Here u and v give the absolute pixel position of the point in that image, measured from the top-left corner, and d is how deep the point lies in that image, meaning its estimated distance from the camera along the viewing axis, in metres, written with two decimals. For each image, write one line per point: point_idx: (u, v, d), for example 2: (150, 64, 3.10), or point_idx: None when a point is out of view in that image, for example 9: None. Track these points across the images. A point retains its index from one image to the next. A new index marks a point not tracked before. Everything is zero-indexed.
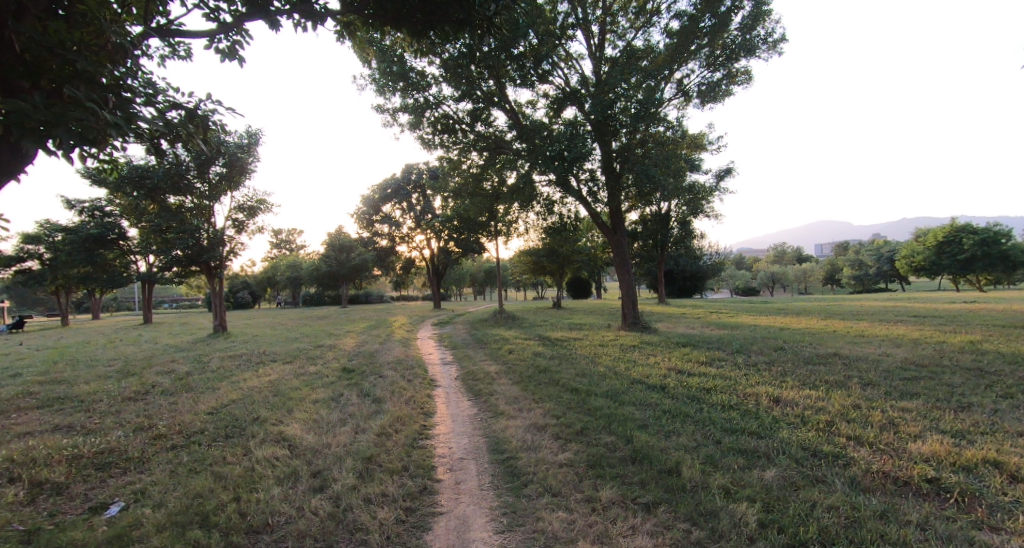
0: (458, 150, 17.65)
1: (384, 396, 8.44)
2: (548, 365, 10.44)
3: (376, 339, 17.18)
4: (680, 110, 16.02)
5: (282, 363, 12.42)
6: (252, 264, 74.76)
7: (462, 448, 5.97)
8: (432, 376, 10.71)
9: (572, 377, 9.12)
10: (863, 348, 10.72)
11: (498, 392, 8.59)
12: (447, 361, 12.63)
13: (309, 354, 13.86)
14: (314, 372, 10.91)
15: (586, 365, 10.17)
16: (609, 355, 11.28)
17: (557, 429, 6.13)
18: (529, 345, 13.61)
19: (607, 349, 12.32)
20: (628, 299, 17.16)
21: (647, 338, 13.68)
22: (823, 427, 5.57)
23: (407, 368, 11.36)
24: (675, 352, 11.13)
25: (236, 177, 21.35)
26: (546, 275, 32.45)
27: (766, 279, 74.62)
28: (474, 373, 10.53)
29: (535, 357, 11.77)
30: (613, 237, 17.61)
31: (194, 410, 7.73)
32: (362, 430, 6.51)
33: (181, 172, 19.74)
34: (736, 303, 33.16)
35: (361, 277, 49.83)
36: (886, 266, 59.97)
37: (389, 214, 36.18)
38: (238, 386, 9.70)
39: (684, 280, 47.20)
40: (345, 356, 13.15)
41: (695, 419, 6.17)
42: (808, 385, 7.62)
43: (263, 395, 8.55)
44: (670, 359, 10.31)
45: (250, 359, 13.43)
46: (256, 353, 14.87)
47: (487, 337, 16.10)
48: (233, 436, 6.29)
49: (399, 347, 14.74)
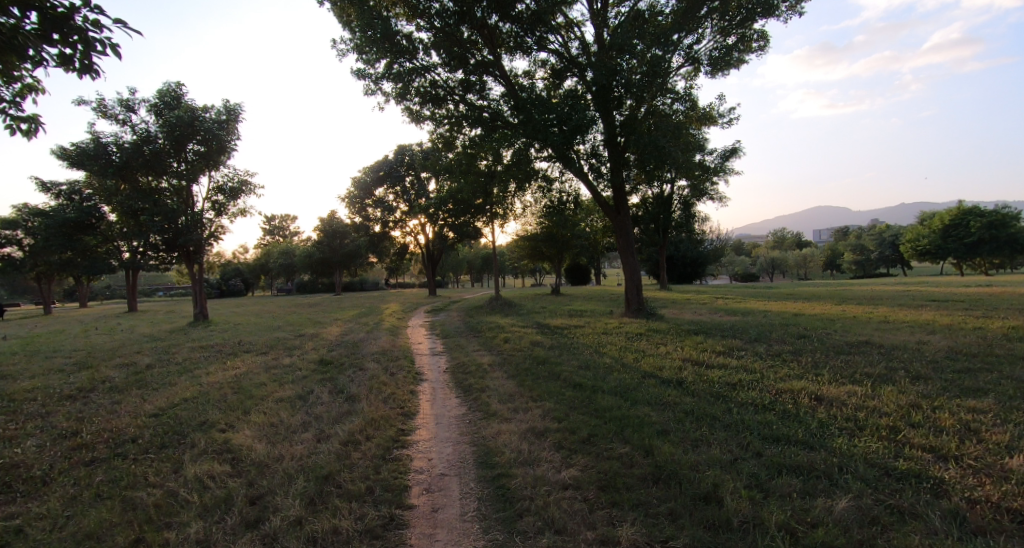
0: (449, 123, 16.43)
1: (361, 393, 7.39)
2: (547, 355, 9.40)
3: (364, 327, 16.13)
4: (688, 80, 14.81)
5: (255, 355, 11.38)
6: (244, 251, 73.58)
7: (445, 461, 4.89)
8: (419, 368, 9.65)
9: (574, 370, 8.06)
10: (895, 334, 9.73)
11: (490, 388, 7.54)
12: (438, 352, 11.59)
13: (287, 345, 12.80)
14: (287, 365, 9.85)
15: (590, 356, 9.14)
16: (614, 345, 10.27)
17: (558, 437, 5.06)
18: (526, 334, 12.57)
19: (611, 337, 11.30)
20: (631, 284, 16.12)
21: (653, 326, 12.67)
22: (888, 433, 4.53)
23: (391, 360, 10.30)
24: (687, 341, 10.09)
25: (219, 156, 20.33)
26: (544, 260, 31.39)
27: (767, 265, 73.77)
28: (466, 365, 9.47)
29: (533, 346, 10.72)
30: (617, 218, 16.42)
31: (135, 413, 6.67)
32: (326, 438, 5.45)
33: (152, 148, 18.93)
34: (740, 289, 32.21)
35: (355, 264, 48.78)
36: (888, 251, 59.16)
37: (381, 199, 34.99)
38: (198, 381, 8.64)
39: (684, 266, 46.25)
40: (326, 346, 12.12)
41: (726, 423, 5.12)
42: (847, 379, 6.58)
43: (220, 394, 7.49)
44: (682, 349, 9.28)
45: (222, 351, 12.39)
46: (231, 343, 13.83)
47: (482, 325, 15.09)
48: (169, 446, 5.25)
49: (387, 336, 13.72)
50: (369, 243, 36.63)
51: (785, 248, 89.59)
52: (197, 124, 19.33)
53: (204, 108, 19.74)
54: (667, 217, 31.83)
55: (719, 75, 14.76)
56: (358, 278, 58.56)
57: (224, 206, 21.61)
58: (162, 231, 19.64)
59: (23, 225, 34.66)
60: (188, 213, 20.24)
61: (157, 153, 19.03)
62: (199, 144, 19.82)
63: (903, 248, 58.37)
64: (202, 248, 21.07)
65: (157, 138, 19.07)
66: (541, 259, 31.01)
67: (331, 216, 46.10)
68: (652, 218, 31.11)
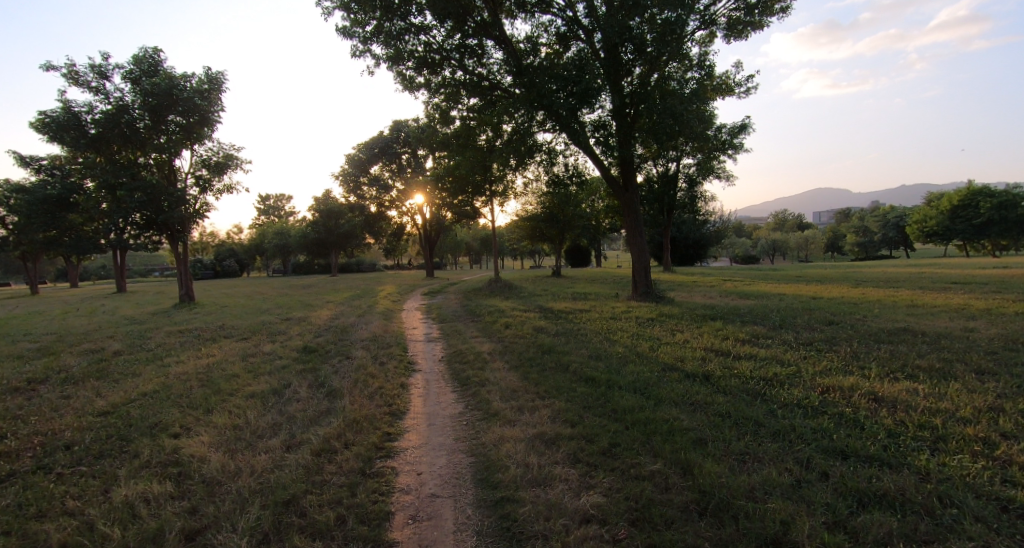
0: (446, 92, 15.35)
1: (344, 387, 6.52)
2: (552, 344, 8.54)
3: (355, 310, 15.24)
4: (703, 45, 13.73)
5: (234, 341, 10.50)
6: (239, 231, 72.52)
7: (438, 478, 4.05)
8: (412, 357, 8.79)
9: (584, 361, 7.19)
10: (933, 320, 8.88)
11: (490, 382, 6.67)
12: (433, 338, 10.72)
13: (271, 329, 11.92)
14: (267, 352, 8.97)
15: (600, 345, 8.27)
16: (625, 331, 9.40)
17: (572, 446, 4.21)
18: (528, 319, 11.69)
19: (620, 323, 10.43)
20: (638, 265, 15.27)
21: (665, 310, 11.80)
22: (981, 449, 3.67)
23: (381, 347, 9.43)
24: (704, 327, 9.24)
25: (202, 128, 19.63)
26: (544, 241, 30.43)
27: (768, 247, 73.01)
28: (464, 354, 8.59)
29: (536, 333, 9.86)
30: (625, 196, 15.40)
31: (80, 411, 5.81)
32: (296, 446, 4.59)
33: (129, 120, 18.14)
34: (746, 271, 31.39)
35: (351, 245, 47.74)
36: (892, 232, 58.25)
37: (377, 176, 33.78)
38: (165, 371, 7.81)
39: (686, 247, 45.36)
40: (313, 332, 11.26)
41: (773, 430, 4.27)
42: (901, 372, 5.70)
43: (182, 387, 6.61)
44: (700, 336, 8.44)
45: (201, 335, 11.50)
46: (213, 327, 12.94)
47: (480, 309, 14.25)
48: (108, 455, 4.42)
49: (379, 321, 12.87)
50: (364, 223, 35.58)
51: (788, 230, 88.55)
52: (176, 93, 18.48)
53: (184, 76, 18.93)
54: (672, 196, 30.77)
55: (736, 39, 13.74)
56: (354, 259, 57.58)
57: (209, 182, 20.57)
58: (141, 207, 18.67)
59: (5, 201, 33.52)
60: (170, 189, 19.21)
61: (134, 124, 18.30)
62: (180, 115, 19.08)
63: (908, 229, 57.45)
64: (186, 226, 20.10)
65: (135, 108, 18.26)
66: (541, 240, 30.03)
67: (326, 195, 44.89)
68: (656, 198, 30.06)
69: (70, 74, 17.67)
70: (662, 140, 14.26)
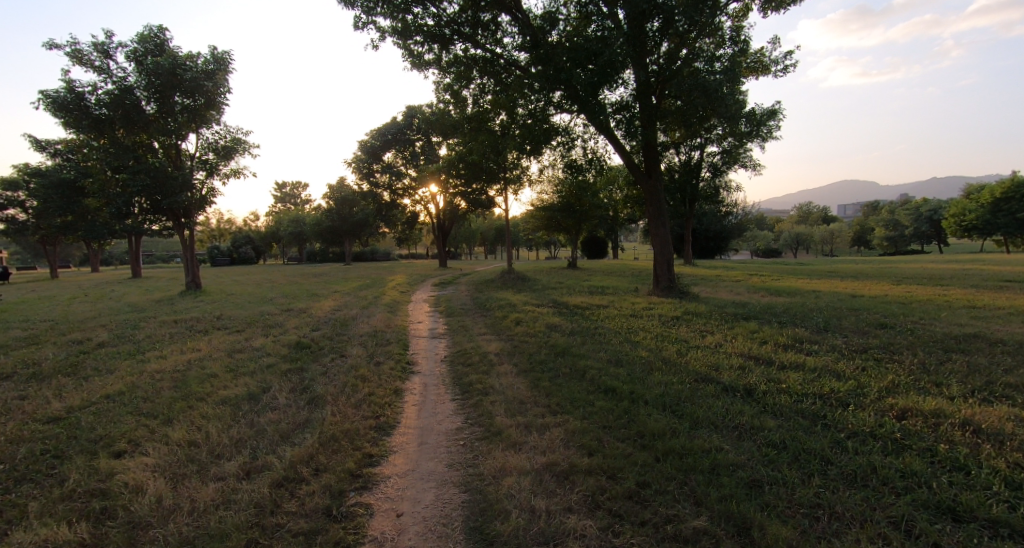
0: (458, 70, 14.52)
1: (328, 393, 5.74)
2: (566, 345, 7.68)
3: (361, 302, 14.53)
4: (737, 19, 12.56)
5: (226, 334, 9.82)
6: (256, 218, 72.86)
7: (421, 524, 3.24)
8: (412, 356, 7.99)
9: (602, 368, 6.30)
10: (1003, 324, 7.78)
11: (495, 391, 5.81)
12: (438, 334, 9.91)
13: (268, 321, 11.24)
14: (256, 348, 8.26)
15: (621, 348, 7.36)
16: (648, 332, 8.46)
17: (590, 486, 3.36)
18: (541, 315, 10.81)
19: (642, 322, 9.50)
20: (661, 257, 14.28)
21: (690, 308, 10.85)
22: None
23: (380, 344, 8.64)
24: (736, 329, 8.28)
25: (209, 111, 19.11)
26: (561, 232, 29.46)
27: (791, 241, 71.03)
28: (469, 354, 7.78)
29: (549, 331, 9.01)
30: (648, 183, 14.33)
31: (28, 416, 5.12)
32: (256, 472, 3.80)
33: (132, 100, 17.61)
34: (771, 265, 30.10)
35: (365, 233, 47.26)
36: (924, 226, 55.84)
37: (390, 163, 33.05)
38: (141, 367, 7.13)
39: (707, 240, 43.99)
40: (312, 324, 10.57)
41: (848, 470, 3.34)
42: (990, 392, 4.70)
43: (149, 389, 5.89)
44: (733, 339, 7.49)
45: (195, 326, 10.87)
46: (210, 317, 12.32)
47: (491, 302, 13.45)
48: (32, 480, 3.70)
49: (383, 313, 12.14)
50: (377, 212, 34.88)
51: (813, 222, 85.94)
52: (179, 72, 17.86)
53: (190, 56, 18.34)
54: (694, 186, 29.53)
55: (774, 12, 12.55)
56: (369, 248, 57.23)
57: (216, 166, 20.03)
58: (145, 190, 18.20)
59: (23, 185, 33.64)
60: (176, 173, 18.69)
61: (137, 105, 17.77)
62: (186, 96, 18.56)
63: (941, 223, 55.04)
64: (191, 211, 19.61)
65: (138, 88, 17.72)
66: (557, 231, 29.05)
67: (340, 183, 44.37)
68: (679, 188, 28.78)
69: (72, 53, 17.13)
70: (691, 122, 13.22)
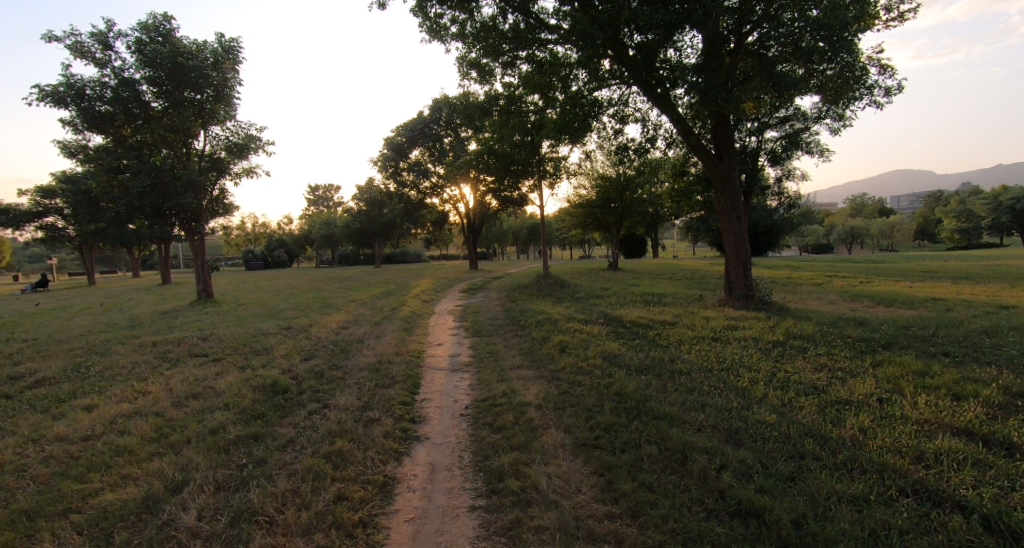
0: (484, 40, 12.31)
1: (271, 500, 3.53)
2: (643, 401, 5.25)
3: (376, 315, 12.43)
4: None
5: (197, 363, 7.80)
6: (289, 220, 72.91)
7: None
8: (422, 407, 5.77)
9: (713, 452, 3.93)
10: None
11: (542, 499, 3.50)
12: (460, 366, 7.67)
13: (257, 344, 9.21)
14: (218, 392, 6.15)
15: (728, 405, 4.90)
16: (753, 373, 5.94)
17: None
18: (593, 338, 8.41)
19: (734, 353, 6.95)
20: (736, 259, 11.70)
21: (789, 328, 8.32)
22: None
23: (382, 385, 6.45)
24: (886, 367, 5.71)
25: (219, 106, 17.08)
26: (600, 231, 26.93)
27: (844, 235, 66.10)
28: (502, 408, 5.48)
29: (610, 367, 6.63)
30: (720, 169, 11.66)
31: None
32: None
33: (133, 94, 15.57)
34: (838, 264, 26.91)
35: (395, 234, 45.70)
36: (1005, 217, 50.18)
37: (418, 161, 31.12)
38: (42, 427, 5.12)
39: (759, 236, 40.61)
40: (307, 351, 8.44)
41: None
42: None
43: (6, 485, 3.80)
44: (897, 391, 4.97)
45: (171, 349, 8.87)
46: (197, 336, 10.34)
47: (528, 316, 11.16)
48: None
49: (397, 332, 10.01)
50: (404, 211, 33.07)
51: (868, 215, 80.07)
52: (180, 61, 15.69)
53: (198, 46, 16.25)
54: (749, 176, 26.53)
55: None
56: (400, 250, 55.79)
57: (228, 165, 18.30)
58: (147, 192, 16.15)
59: (55, 191, 33.04)
60: (182, 172, 16.63)
61: (140, 99, 15.74)
62: (194, 91, 16.53)
63: None
64: (201, 215, 17.93)
65: (140, 82, 15.63)
66: (596, 230, 26.52)
67: (369, 183, 42.69)
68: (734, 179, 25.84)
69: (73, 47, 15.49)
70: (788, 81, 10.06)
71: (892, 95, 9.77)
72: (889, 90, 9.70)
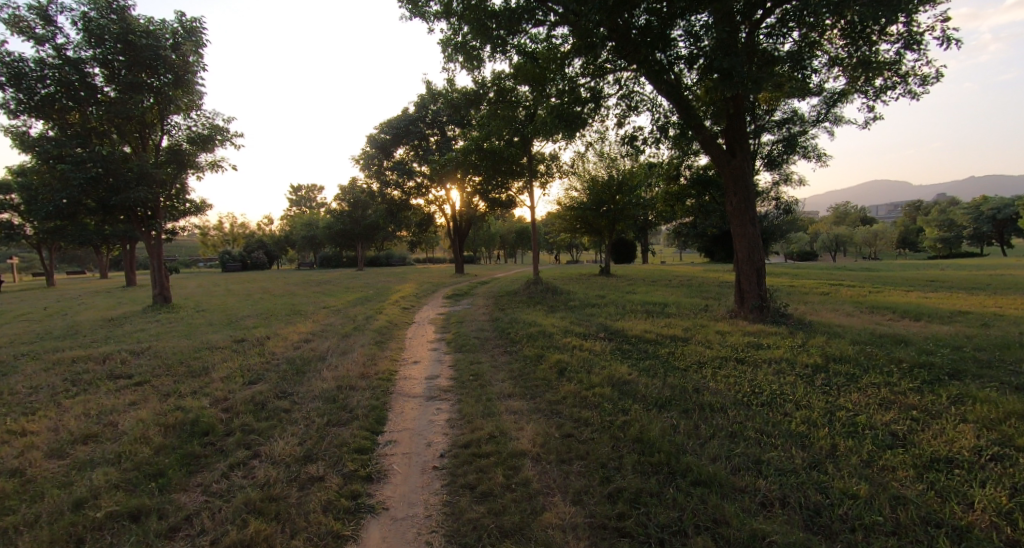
0: (473, 18, 10.95)
1: None
2: (675, 458, 3.98)
3: (347, 326, 10.99)
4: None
5: (111, 388, 6.30)
6: (269, 220, 70.76)
7: None
8: (384, 456, 4.42)
9: None
10: None
11: None
12: (438, 391, 6.31)
13: (196, 361, 7.71)
14: (117, 433, 4.72)
15: (791, 465, 3.66)
16: (805, 411, 4.71)
17: None
18: (597, 358, 7.13)
19: (772, 382, 5.70)
20: (748, 266, 10.55)
21: (821, 348, 7.16)
22: None
23: (337, 423, 5.10)
24: (974, 408, 4.51)
25: (179, 92, 15.56)
26: (591, 236, 25.73)
27: (830, 243, 66.08)
28: (488, 462, 4.17)
29: (622, 399, 5.34)
30: (733, 165, 10.46)
31: None
32: None
33: (80, 75, 13.96)
34: (835, 272, 26.12)
35: (378, 236, 44.09)
36: (986, 226, 50.45)
37: (401, 159, 29.69)
38: None
39: None
40: (254, 372, 7.01)
41: None
42: None
43: None
44: (1008, 445, 3.77)
45: (89, 368, 7.34)
46: (130, 349, 8.79)
47: (518, 328, 9.86)
48: None
49: (366, 347, 8.62)
50: (387, 212, 31.62)
51: (851, 224, 80.38)
52: (130, 39, 14.12)
53: (153, 23, 14.69)
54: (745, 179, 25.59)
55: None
56: (384, 253, 54.32)
57: (190, 158, 16.69)
58: (91, 184, 14.38)
59: (11, 185, 30.81)
60: (133, 163, 14.94)
61: (87, 80, 14.11)
62: (149, 75, 14.98)
63: (1005, 224, 49.70)
64: (158, 211, 16.31)
65: (87, 62, 14.04)
66: (586, 235, 25.33)
67: (352, 183, 41.09)
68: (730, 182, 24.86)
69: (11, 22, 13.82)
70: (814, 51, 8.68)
71: (928, 83, 8.76)
72: (925, 77, 8.70)
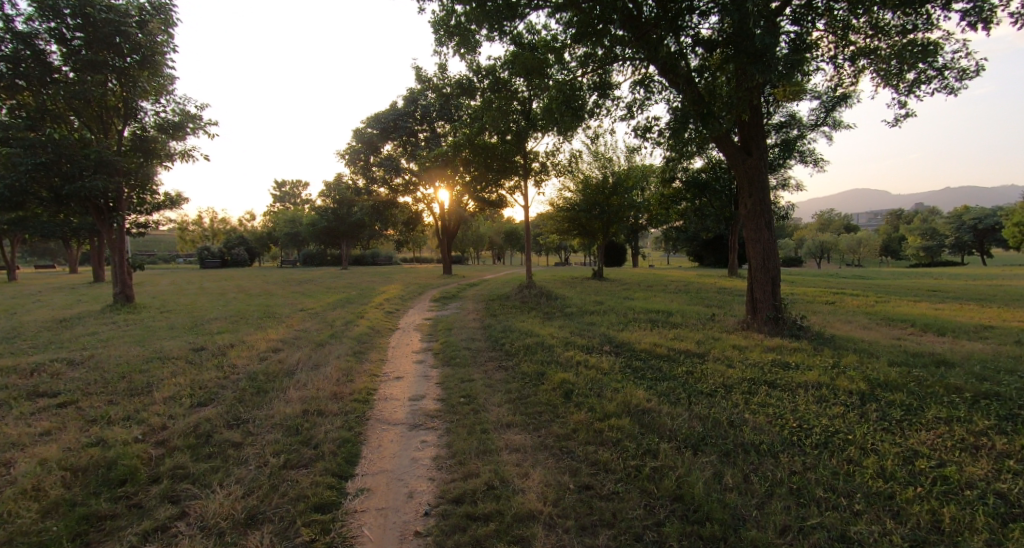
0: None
1: None
2: (733, 537, 3.09)
3: (323, 332, 9.93)
4: None
5: (26, 411, 5.21)
6: (251, 216, 68.89)
7: None
8: (354, 514, 3.46)
9: None
10: None
11: None
12: (422, 417, 5.31)
13: (140, 375, 6.61)
14: (9, 481, 3.68)
15: None
16: (877, 459, 3.83)
17: None
18: (608, 378, 6.19)
19: (821, 415, 4.80)
20: (763, 273, 9.69)
21: (860, 370, 6.29)
22: None
23: (298, 465, 4.12)
24: None
25: (145, 74, 14.33)
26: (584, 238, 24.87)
27: (815, 249, 66.24)
28: (489, 537, 3.21)
29: (648, 436, 4.40)
30: (748, 163, 9.64)
31: None
32: None
33: (32, 51, 12.72)
34: (830, 279, 25.60)
35: (363, 234, 42.79)
36: (967, 236, 50.89)
37: (388, 155, 28.56)
38: None
39: None
40: (206, 391, 5.94)
41: None
42: None
43: None
44: None
45: (9, 383, 6.21)
46: (69, 358, 7.64)
47: (513, 338, 8.88)
48: None
49: (341, 359, 7.57)
50: (372, 209, 30.48)
51: (836, 231, 80.89)
52: (89, 12, 12.92)
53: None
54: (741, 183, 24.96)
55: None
56: (370, 252, 53.06)
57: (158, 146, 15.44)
58: (42, 170, 13.07)
59: None
60: (92, 149, 13.68)
61: (41, 56, 12.89)
62: (112, 53, 13.77)
63: (986, 233, 50.09)
64: (121, 202, 15.04)
65: (41, 36, 12.82)
66: (579, 236, 24.43)
67: (337, 179, 39.78)
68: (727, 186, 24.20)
69: None
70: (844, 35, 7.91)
71: (966, 77, 8.01)
72: (965, 71, 7.96)
